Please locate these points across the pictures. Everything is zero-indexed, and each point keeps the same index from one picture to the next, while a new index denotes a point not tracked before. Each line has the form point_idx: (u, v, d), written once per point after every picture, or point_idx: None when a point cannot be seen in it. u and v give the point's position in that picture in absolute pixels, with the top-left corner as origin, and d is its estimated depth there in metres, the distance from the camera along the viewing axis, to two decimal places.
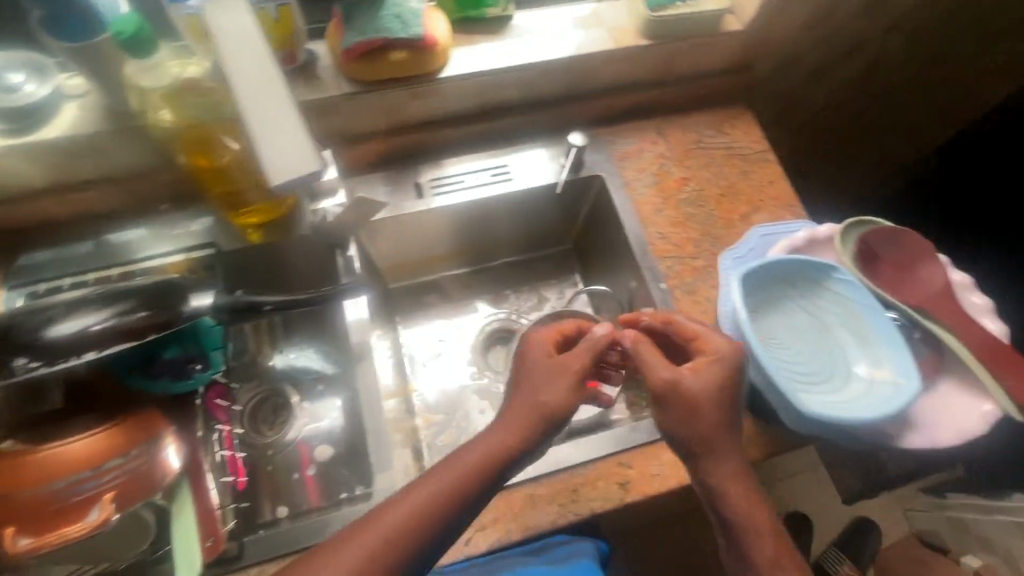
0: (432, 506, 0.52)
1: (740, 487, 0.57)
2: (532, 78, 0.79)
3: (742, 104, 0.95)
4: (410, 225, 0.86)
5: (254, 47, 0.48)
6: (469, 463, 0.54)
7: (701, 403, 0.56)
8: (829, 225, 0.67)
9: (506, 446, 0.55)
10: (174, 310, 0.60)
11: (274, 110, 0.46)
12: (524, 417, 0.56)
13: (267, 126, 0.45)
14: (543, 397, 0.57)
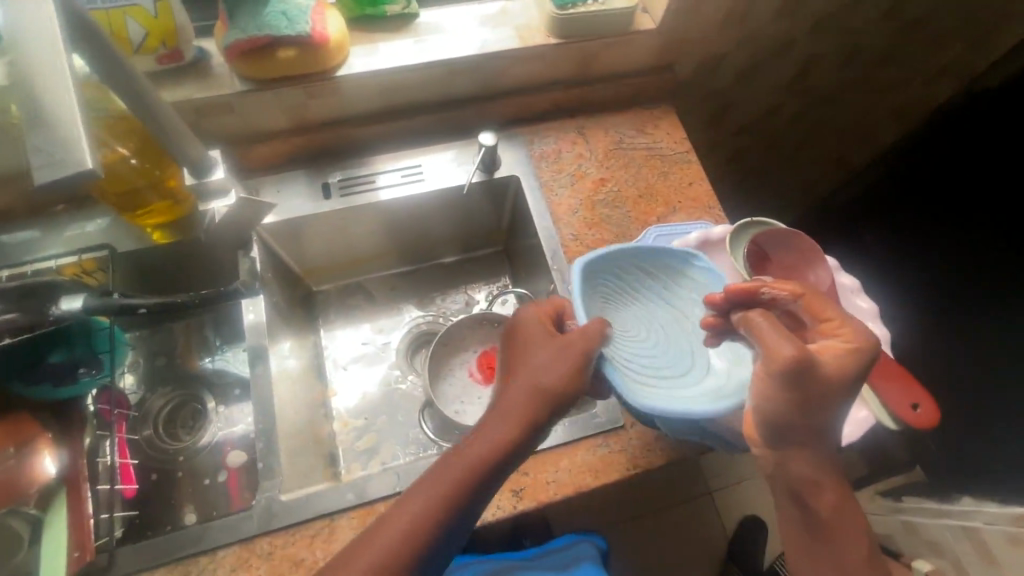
0: (417, 520, 0.49)
1: (826, 476, 0.52)
2: (438, 76, 0.78)
3: (666, 104, 0.94)
4: (321, 225, 0.85)
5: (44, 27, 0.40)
6: (456, 469, 0.51)
7: (825, 385, 0.49)
8: (722, 227, 0.67)
9: (508, 441, 0.52)
10: (41, 314, 0.59)
11: (51, 90, 0.39)
12: (518, 406, 0.53)
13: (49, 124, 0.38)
14: (544, 378, 0.54)
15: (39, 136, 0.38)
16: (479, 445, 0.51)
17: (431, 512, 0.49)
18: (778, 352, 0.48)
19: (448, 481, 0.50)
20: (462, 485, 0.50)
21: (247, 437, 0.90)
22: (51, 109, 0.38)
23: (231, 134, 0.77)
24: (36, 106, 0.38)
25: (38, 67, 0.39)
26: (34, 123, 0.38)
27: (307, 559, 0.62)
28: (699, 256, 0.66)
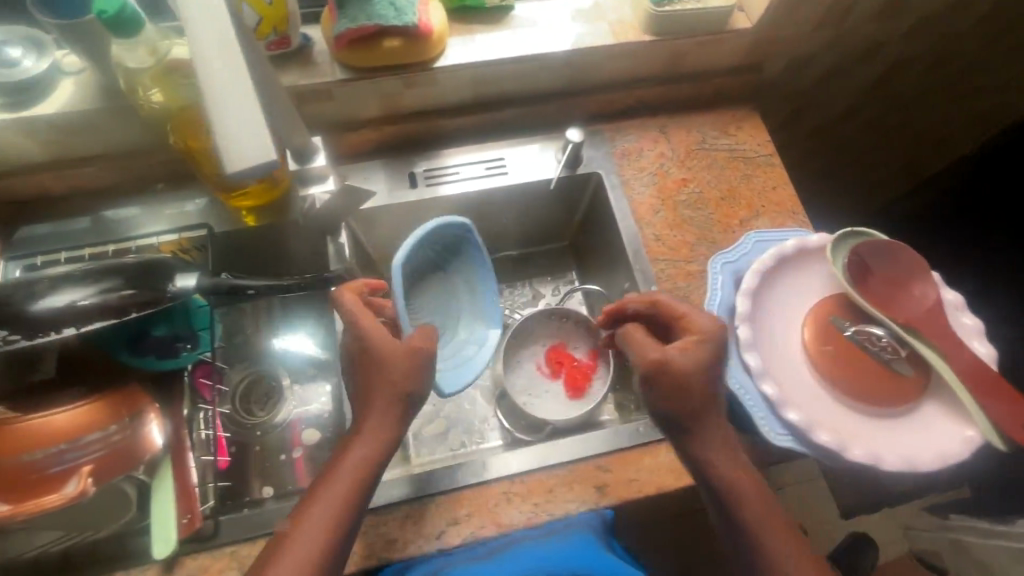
0: (326, 525, 0.52)
1: (749, 471, 0.54)
2: (529, 70, 0.78)
3: (749, 105, 0.92)
4: (403, 216, 0.85)
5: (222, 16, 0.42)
6: (348, 470, 0.54)
7: (692, 379, 0.54)
8: (820, 236, 0.64)
9: (376, 451, 0.56)
10: (159, 290, 0.60)
11: (234, 97, 0.41)
12: (392, 414, 0.56)
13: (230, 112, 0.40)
14: (392, 376, 0.56)
15: (229, 137, 0.40)
16: (357, 454, 0.55)
17: (336, 517, 0.52)
18: (646, 355, 0.56)
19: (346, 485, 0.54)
20: (351, 496, 0.53)
21: (320, 416, 0.92)
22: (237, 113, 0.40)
23: (325, 121, 0.78)
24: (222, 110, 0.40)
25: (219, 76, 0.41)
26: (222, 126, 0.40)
27: (399, 539, 0.64)
28: (797, 264, 0.64)
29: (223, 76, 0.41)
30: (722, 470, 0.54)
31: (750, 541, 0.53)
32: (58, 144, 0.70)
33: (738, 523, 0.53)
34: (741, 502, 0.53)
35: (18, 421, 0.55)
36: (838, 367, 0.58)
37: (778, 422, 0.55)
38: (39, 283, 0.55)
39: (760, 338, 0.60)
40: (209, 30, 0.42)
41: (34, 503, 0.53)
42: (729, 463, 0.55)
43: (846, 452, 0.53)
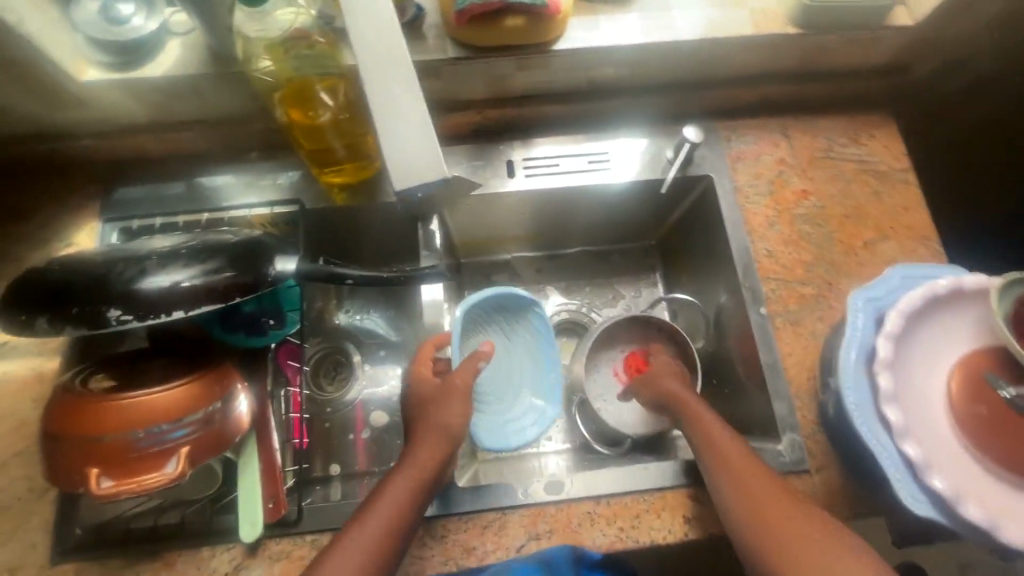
0: (373, 545, 0.51)
1: (739, 453, 0.57)
2: (649, 57, 0.73)
3: (885, 110, 0.82)
4: (492, 204, 0.81)
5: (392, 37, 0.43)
6: (394, 503, 0.53)
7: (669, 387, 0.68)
8: (981, 278, 0.57)
9: (417, 488, 0.55)
10: (260, 274, 0.58)
11: (403, 116, 0.42)
12: (436, 449, 0.57)
13: (396, 130, 0.41)
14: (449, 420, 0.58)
15: (397, 149, 0.41)
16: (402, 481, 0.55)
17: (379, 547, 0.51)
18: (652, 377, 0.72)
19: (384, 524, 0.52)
20: (410, 506, 0.54)
21: (388, 399, 0.91)
22: (406, 127, 0.41)
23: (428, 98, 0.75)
24: (388, 124, 0.41)
25: (391, 90, 0.42)
26: (388, 139, 0.41)
27: (478, 548, 0.63)
28: (948, 306, 0.57)
29: (395, 86, 0.42)
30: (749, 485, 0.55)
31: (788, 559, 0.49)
32: (161, 106, 0.69)
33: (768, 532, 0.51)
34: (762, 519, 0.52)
35: (121, 399, 0.54)
36: (990, 433, 0.52)
37: (921, 489, 0.50)
38: (144, 262, 0.53)
39: (902, 389, 0.54)
40: (372, 34, 0.42)
41: (136, 480, 0.53)
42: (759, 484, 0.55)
43: (1000, 531, 0.47)
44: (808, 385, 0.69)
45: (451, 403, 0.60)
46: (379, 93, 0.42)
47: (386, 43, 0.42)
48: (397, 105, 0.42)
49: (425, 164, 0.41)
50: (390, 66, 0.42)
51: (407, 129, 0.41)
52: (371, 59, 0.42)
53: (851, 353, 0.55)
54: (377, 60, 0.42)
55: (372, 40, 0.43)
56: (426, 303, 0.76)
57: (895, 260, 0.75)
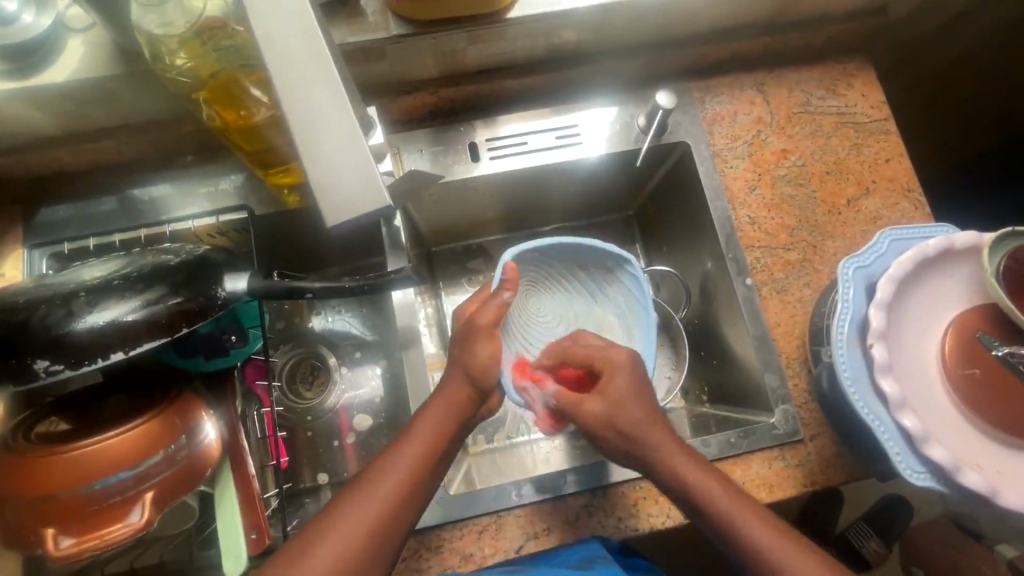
0: (384, 501, 0.51)
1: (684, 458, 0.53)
2: (614, 17, 0.67)
3: (863, 56, 0.78)
4: (458, 191, 0.76)
5: (309, 36, 0.36)
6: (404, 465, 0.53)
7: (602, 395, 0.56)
8: (971, 234, 0.54)
9: (436, 441, 0.55)
10: (209, 296, 0.53)
11: (331, 133, 0.35)
12: (460, 397, 0.57)
13: (320, 151, 0.35)
14: (473, 360, 0.58)
15: (325, 168, 0.35)
16: (416, 440, 0.55)
17: (389, 505, 0.51)
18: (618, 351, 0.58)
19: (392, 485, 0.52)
20: (433, 450, 0.55)
21: (372, 401, 0.86)
22: (335, 145, 0.35)
23: (376, 81, 0.69)
24: (314, 138, 0.35)
25: (314, 99, 0.35)
26: (312, 159, 0.35)
27: (476, 554, 0.61)
28: (939, 267, 0.55)
29: (318, 93, 0.35)
30: (671, 461, 0.53)
31: (722, 518, 0.51)
32: (74, 114, 0.61)
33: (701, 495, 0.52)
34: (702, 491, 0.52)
35: (67, 451, 0.50)
36: (987, 396, 0.51)
37: (918, 460, 0.49)
38: (71, 301, 0.48)
39: (895, 358, 0.52)
40: (288, 33, 0.35)
41: (98, 535, 0.50)
42: (684, 460, 0.53)
43: (998, 497, 0.47)
44: (798, 353, 0.68)
45: (477, 343, 0.58)
46: (298, 103, 0.35)
47: (304, 41, 0.35)
48: (322, 117, 0.35)
49: (359, 185, 0.35)
50: (307, 75, 0.35)
51: (337, 149, 0.35)
52: (290, 62, 0.35)
53: (844, 324, 0.53)
54: (298, 63, 0.35)
55: (281, 38, 0.35)
56: (398, 309, 0.73)
57: (879, 216, 0.72)
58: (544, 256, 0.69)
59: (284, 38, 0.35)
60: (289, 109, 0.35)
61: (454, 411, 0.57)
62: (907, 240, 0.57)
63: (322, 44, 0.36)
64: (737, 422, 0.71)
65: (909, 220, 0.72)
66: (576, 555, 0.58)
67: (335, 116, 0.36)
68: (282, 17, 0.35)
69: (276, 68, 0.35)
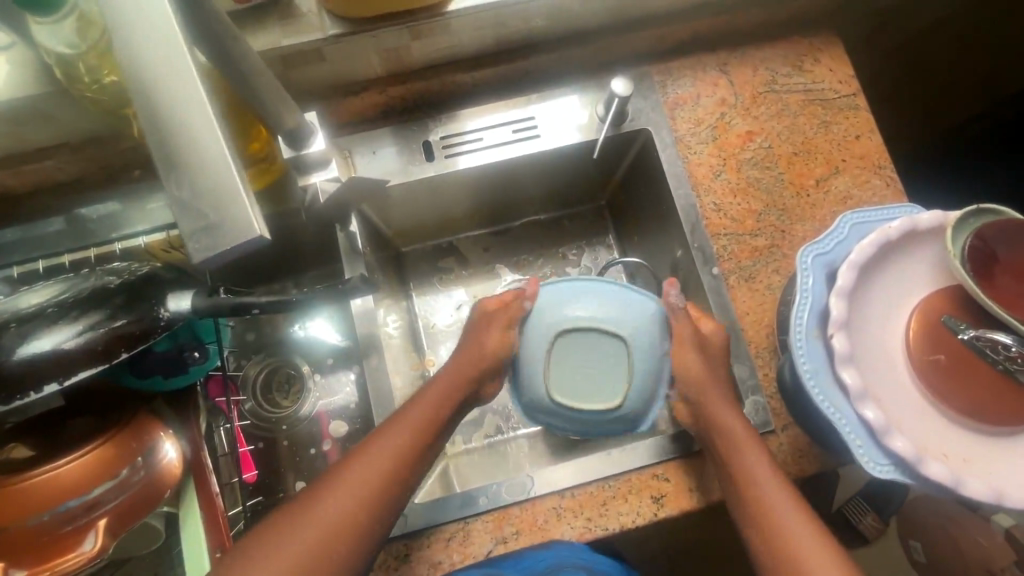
0: (363, 484, 0.53)
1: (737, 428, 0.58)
2: (564, 3, 0.64)
3: (830, 29, 0.76)
4: (419, 191, 0.74)
5: (182, 58, 0.34)
6: (409, 431, 0.58)
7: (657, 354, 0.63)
8: (936, 214, 0.52)
9: (436, 410, 0.60)
10: (149, 317, 0.51)
11: (202, 160, 0.34)
12: (456, 378, 0.63)
13: (196, 178, 0.34)
14: (484, 344, 0.64)
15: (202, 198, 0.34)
16: (406, 421, 0.58)
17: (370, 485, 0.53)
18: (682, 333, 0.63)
19: (386, 457, 0.55)
20: (428, 420, 0.59)
21: (347, 407, 0.85)
22: (207, 172, 0.34)
23: (320, 83, 0.67)
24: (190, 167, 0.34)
25: (185, 128, 0.34)
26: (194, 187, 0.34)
27: (445, 561, 0.60)
28: (902, 249, 0.53)
29: (192, 120, 0.34)
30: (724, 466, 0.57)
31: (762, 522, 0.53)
32: (9, 136, 0.60)
33: (746, 480, 0.55)
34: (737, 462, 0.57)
35: (14, 482, 0.50)
36: (953, 381, 0.49)
37: (881, 452, 0.48)
38: (3, 333, 0.47)
39: (857, 347, 0.51)
40: (159, 62, 0.34)
41: (51, 565, 0.50)
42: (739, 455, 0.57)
43: (962, 486, 0.46)
44: (767, 342, 0.66)
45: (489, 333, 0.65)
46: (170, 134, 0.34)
47: (170, 69, 0.34)
48: (194, 143, 0.34)
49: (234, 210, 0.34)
50: (178, 104, 0.34)
51: (210, 176, 0.34)
52: (160, 91, 0.34)
53: (803, 314, 0.51)
54: (168, 89, 0.34)
55: (151, 65, 0.34)
56: (357, 317, 0.72)
57: (850, 196, 0.70)
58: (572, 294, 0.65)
59: (152, 66, 0.34)
60: (164, 140, 0.35)
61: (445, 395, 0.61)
62: (869, 224, 0.54)
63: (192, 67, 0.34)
64: None
65: (881, 198, 0.70)
66: (546, 561, 0.61)
67: (208, 142, 0.34)
68: (151, 42, 0.34)
69: (149, 98, 0.34)
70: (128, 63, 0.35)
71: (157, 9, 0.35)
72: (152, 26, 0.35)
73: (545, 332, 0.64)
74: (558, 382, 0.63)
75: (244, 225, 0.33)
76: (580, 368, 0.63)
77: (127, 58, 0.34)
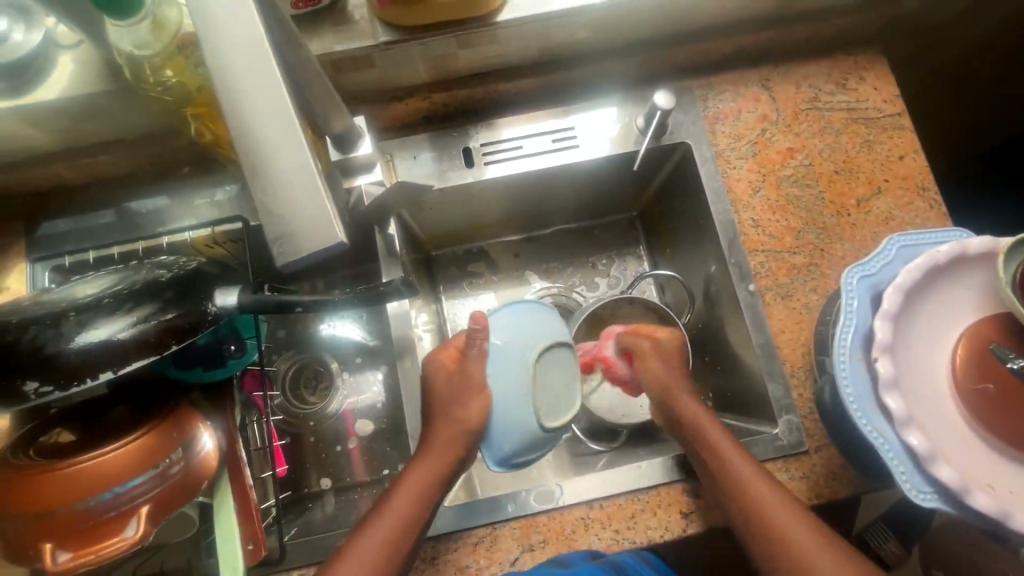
0: (382, 543, 0.53)
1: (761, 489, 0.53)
2: (611, 17, 0.65)
3: (876, 48, 0.75)
4: (456, 197, 0.75)
5: (264, 64, 0.36)
6: (416, 492, 0.56)
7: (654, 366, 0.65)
8: (987, 239, 0.51)
9: (426, 490, 0.56)
10: (197, 312, 0.53)
11: (281, 164, 0.36)
12: (446, 457, 0.58)
13: (272, 182, 0.36)
14: (456, 416, 0.59)
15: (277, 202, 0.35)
16: (400, 501, 0.55)
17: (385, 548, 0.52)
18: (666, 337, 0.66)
19: (388, 532, 0.53)
20: (423, 500, 0.56)
21: (374, 407, 0.86)
22: (286, 178, 0.36)
23: (366, 88, 0.68)
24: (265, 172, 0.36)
25: (268, 132, 0.36)
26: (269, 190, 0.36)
27: (471, 566, 0.61)
28: (950, 274, 0.52)
29: (270, 126, 0.36)
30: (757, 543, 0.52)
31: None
32: (68, 130, 0.62)
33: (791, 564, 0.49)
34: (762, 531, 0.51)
35: (64, 466, 0.51)
36: (1000, 411, 0.48)
37: (923, 479, 0.47)
38: (61, 320, 0.49)
39: (901, 371, 0.50)
40: (244, 65, 0.36)
41: (94, 549, 0.52)
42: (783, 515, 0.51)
43: (1009, 518, 0.45)
44: (803, 362, 0.65)
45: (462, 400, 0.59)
46: (248, 137, 0.36)
47: (254, 73, 0.36)
48: (272, 147, 0.36)
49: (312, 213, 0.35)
50: (261, 108, 0.36)
51: (288, 180, 0.36)
52: (243, 93, 0.36)
53: (847, 336, 0.51)
54: (249, 94, 0.36)
55: (233, 68, 0.36)
56: (392, 318, 0.73)
57: (892, 217, 0.69)
58: (518, 320, 0.62)
59: (237, 69, 0.36)
60: (244, 142, 0.36)
61: (446, 457, 0.58)
62: (915, 247, 0.54)
63: (272, 73, 0.36)
64: (740, 431, 0.69)
65: (924, 220, 0.69)
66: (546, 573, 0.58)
67: (286, 147, 0.36)
68: (234, 46, 0.36)
69: (234, 101, 0.36)
70: (215, 65, 0.36)
71: (238, 13, 0.36)
72: (235, 30, 0.36)
73: (514, 364, 0.59)
74: (544, 411, 0.59)
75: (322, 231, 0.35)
76: (545, 388, 0.60)
77: (210, 61, 0.36)
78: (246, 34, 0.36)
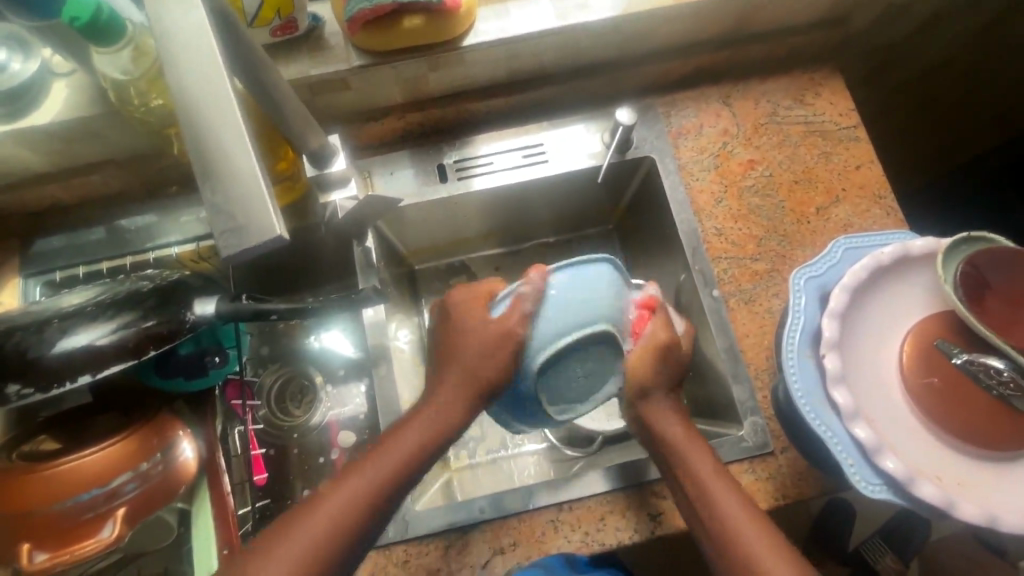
0: (341, 507, 0.48)
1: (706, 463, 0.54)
2: (573, 40, 0.69)
3: (831, 65, 0.79)
4: (434, 211, 0.78)
5: (217, 83, 0.39)
6: (413, 441, 0.52)
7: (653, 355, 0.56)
8: (929, 240, 0.54)
9: (431, 439, 0.52)
10: (177, 319, 0.54)
11: (235, 172, 0.38)
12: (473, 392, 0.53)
13: (225, 188, 0.38)
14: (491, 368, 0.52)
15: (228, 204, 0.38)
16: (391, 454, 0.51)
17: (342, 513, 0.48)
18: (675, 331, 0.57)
19: (364, 493, 0.49)
20: (417, 450, 0.51)
21: (357, 418, 0.87)
22: (240, 184, 0.38)
23: (345, 109, 0.72)
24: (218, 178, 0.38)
25: (223, 142, 0.38)
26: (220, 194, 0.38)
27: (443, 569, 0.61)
28: (894, 274, 0.54)
29: (226, 136, 0.39)
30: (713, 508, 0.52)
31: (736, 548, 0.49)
32: (61, 151, 0.65)
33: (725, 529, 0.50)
34: (711, 505, 0.52)
35: (43, 469, 0.54)
36: (945, 405, 0.50)
37: (872, 471, 0.48)
38: (45, 328, 0.52)
39: (848, 368, 0.52)
40: (203, 87, 0.39)
41: (72, 549, 0.54)
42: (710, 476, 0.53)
43: (954, 509, 0.46)
44: (767, 364, 0.67)
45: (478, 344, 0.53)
46: (204, 147, 0.39)
47: (211, 91, 0.39)
48: (226, 155, 0.38)
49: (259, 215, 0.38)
50: (215, 120, 0.39)
51: (239, 185, 0.38)
52: (202, 112, 0.39)
53: (796, 335, 0.53)
54: (206, 110, 0.39)
55: (191, 87, 0.39)
56: (369, 327, 0.76)
57: (850, 223, 0.72)
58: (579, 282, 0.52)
59: (199, 88, 0.39)
60: (203, 153, 0.39)
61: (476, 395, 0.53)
62: (862, 249, 0.56)
63: (226, 91, 0.39)
64: (710, 434, 0.70)
65: (881, 226, 0.71)
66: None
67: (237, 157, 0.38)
68: (194, 70, 0.39)
69: (192, 117, 0.39)
70: (179, 87, 0.39)
71: (197, 38, 0.39)
72: (194, 56, 0.39)
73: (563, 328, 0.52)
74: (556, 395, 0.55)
75: (265, 231, 0.37)
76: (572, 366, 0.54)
77: (172, 83, 0.39)
78: (206, 59, 0.39)
